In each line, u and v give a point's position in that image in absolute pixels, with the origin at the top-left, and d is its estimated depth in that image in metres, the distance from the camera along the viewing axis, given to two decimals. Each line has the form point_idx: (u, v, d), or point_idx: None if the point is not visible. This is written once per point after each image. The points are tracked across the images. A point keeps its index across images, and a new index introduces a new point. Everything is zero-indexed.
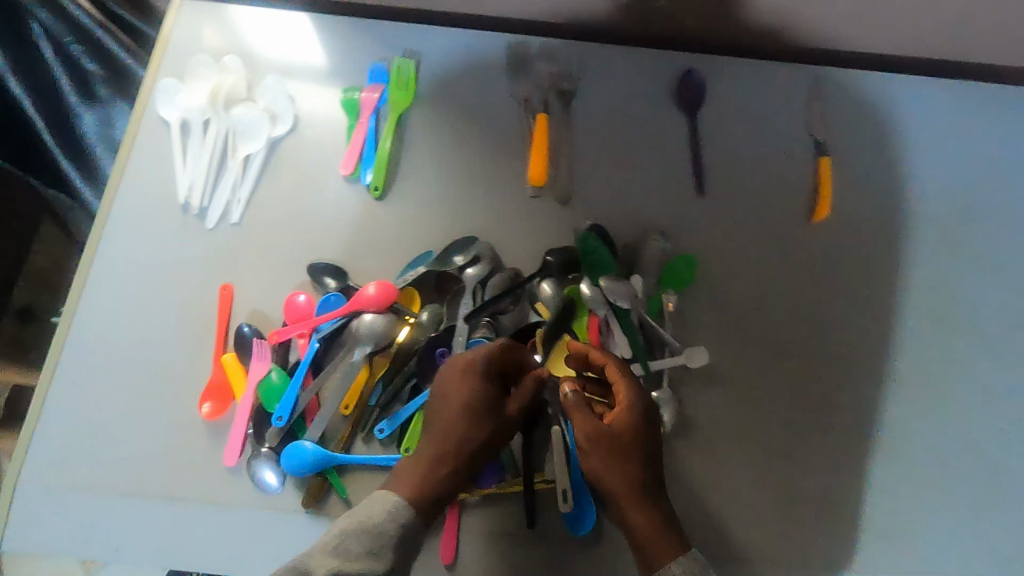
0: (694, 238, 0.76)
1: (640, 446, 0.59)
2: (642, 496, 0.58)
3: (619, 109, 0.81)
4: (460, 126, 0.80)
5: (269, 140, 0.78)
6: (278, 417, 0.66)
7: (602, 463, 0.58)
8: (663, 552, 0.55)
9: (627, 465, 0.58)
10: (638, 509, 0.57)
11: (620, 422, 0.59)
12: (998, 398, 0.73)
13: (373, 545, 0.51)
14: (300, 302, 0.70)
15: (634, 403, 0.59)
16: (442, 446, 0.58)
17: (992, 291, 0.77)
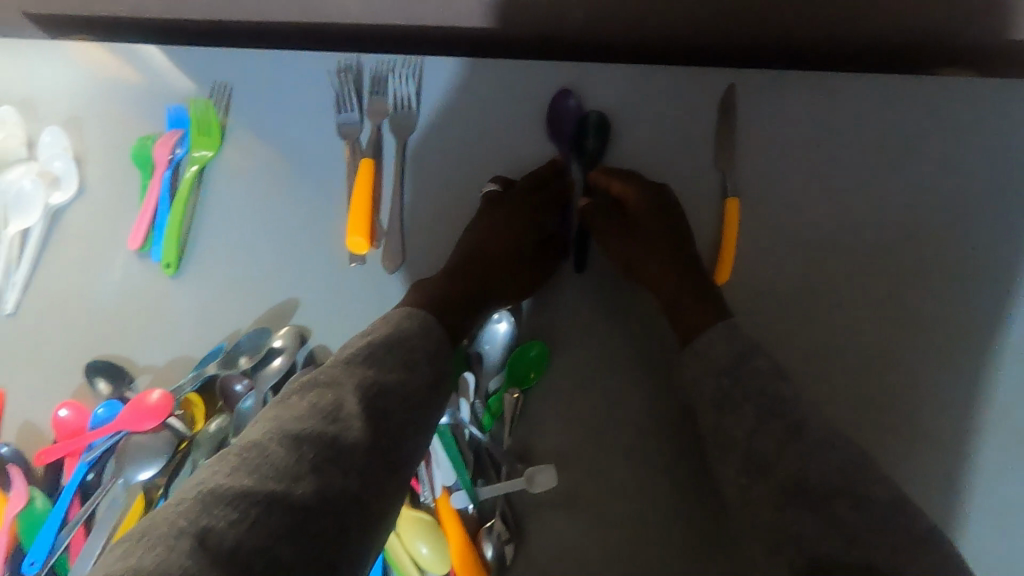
0: (553, 312, 0.61)
1: (664, 227, 0.58)
2: (694, 293, 0.55)
3: (468, 146, 0.65)
4: (275, 176, 0.66)
5: (47, 208, 0.65)
6: (31, 561, 0.56)
7: (631, 250, 0.58)
8: (702, 320, 0.52)
9: (666, 268, 0.57)
10: (700, 309, 0.53)
11: (647, 228, 0.58)
12: (930, 505, 0.59)
13: (406, 357, 0.46)
14: (67, 417, 0.59)
15: (645, 201, 0.58)
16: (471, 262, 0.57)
17: (942, 368, 0.60)
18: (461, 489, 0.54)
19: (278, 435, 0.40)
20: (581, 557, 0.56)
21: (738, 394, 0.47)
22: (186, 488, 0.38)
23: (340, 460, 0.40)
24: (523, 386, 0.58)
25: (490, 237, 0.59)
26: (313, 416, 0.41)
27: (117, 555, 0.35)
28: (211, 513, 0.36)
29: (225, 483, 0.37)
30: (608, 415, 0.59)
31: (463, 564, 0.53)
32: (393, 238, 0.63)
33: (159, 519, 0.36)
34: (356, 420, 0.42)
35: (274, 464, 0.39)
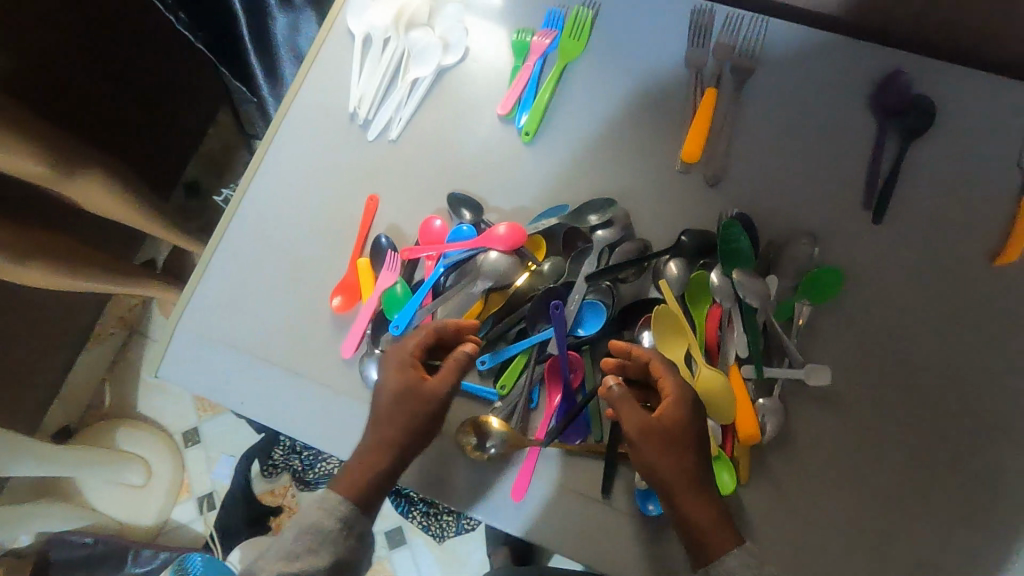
0: (846, 252, 0.70)
1: (692, 434, 0.59)
2: (697, 483, 0.59)
3: (795, 99, 0.75)
4: (623, 85, 0.78)
5: (438, 67, 0.81)
6: (396, 326, 0.71)
7: (656, 453, 0.59)
8: (720, 542, 0.57)
9: (663, 447, 0.58)
10: (693, 494, 0.58)
11: (667, 421, 0.59)
12: None
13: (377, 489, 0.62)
14: (435, 227, 0.74)
15: (682, 393, 0.60)
16: (405, 426, 0.62)
17: None
18: (750, 364, 0.66)
19: (335, 511, 0.60)
20: (834, 457, 0.65)
21: (681, 492, 0.58)
22: (305, 520, 0.60)
23: (324, 556, 0.58)
24: (812, 302, 0.68)
25: (393, 440, 0.62)
26: (322, 528, 0.59)
27: (302, 513, 0.61)
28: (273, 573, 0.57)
29: (285, 558, 0.58)
30: (881, 347, 0.67)
31: (745, 418, 0.64)
32: (721, 157, 0.74)
33: (298, 517, 0.61)
34: (332, 543, 0.59)
35: (317, 537, 0.59)
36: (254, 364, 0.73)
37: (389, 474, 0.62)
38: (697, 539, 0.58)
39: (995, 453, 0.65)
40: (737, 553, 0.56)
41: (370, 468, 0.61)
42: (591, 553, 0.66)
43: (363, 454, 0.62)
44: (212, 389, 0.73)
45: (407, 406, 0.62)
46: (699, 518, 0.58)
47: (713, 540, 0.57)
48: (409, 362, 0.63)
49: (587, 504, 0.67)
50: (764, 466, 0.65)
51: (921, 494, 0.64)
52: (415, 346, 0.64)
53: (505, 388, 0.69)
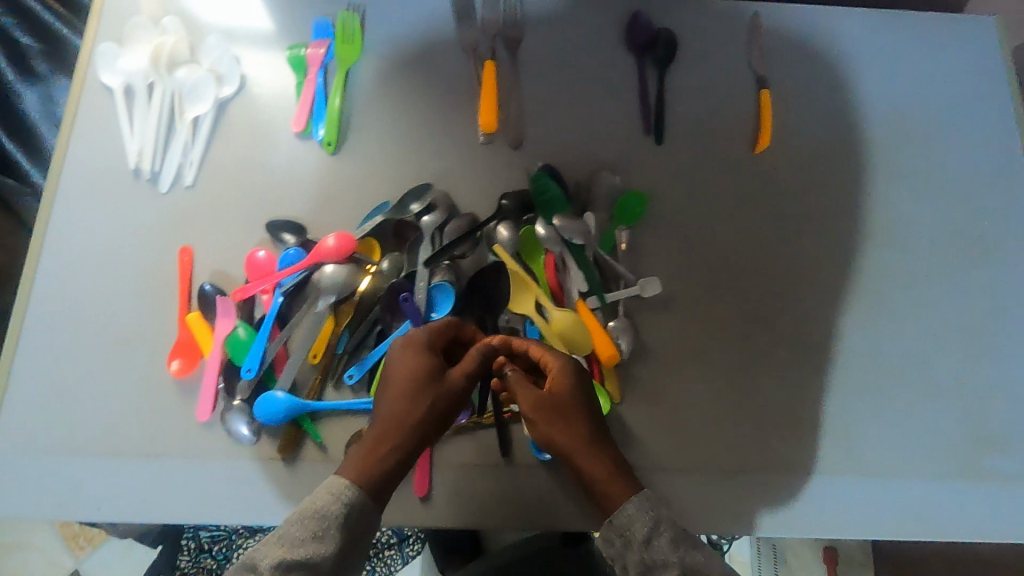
0: (642, 174, 0.78)
1: (579, 399, 0.60)
2: (592, 440, 0.59)
3: (563, 54, 0.83)
4: (408, 77, 0.81)
5: (216, 100, 0.77)
6: (247, 369, 0.67)
7: (547, 424, 0.59)
8: (621, 493, 0.57)
9: (557, 419, 0.59)
10: (593, 456, 0.58)
11: (561, 393, 0.60)
12: (934, 305, 0.77)
13: (375, 479, 0.55)
14: (261, 259, 0.72)
15: (564, 367, 0.61)
16: (420, 416, 0.57)
17: (923, 206, 0.81)
18: (593, 295, 0.71)
19: (362, 519, 0.54)
20: (683, 351, 0.74)
21: (582, 455, 0.58)
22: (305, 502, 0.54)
23: (322, 550, 0.52)
24: (628, 226, 0.76)
25: (406, 423, 0.57)
26: (325, 513, 0.53)
27: (307, 496, 0.55)
28: (274, 553, 0.52)
29: (292, 542, 0.52)
30: (693, 248, 0.77)
31: (602, 344, 0.69)
32: (517, 122, 0.79)
33: (314, 494, 0.54)
34: (335, 536, 0.53)
35: (332, 535, 0.53)
36: (100, 462, 0.66)
37: (398, 469, 0.57)
38: (601, 497, 0.57)
39: (805, 307, 0.76)
40: (636, 498, 0.56)
41: (382, 455, 0.56)
42: (502, 517, 0.67)
43: (365, 441, 0.57)
44: (56, 506, 0.65)
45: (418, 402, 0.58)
46: (594, 479, 0.58)
47: (614, 494, 0.57)
48: (426, 354, 0.60)
49: (488, 473, 0.68)
50: (629, 379, 0.72)
51: (759, 357, 0.74)
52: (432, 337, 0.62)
53: None
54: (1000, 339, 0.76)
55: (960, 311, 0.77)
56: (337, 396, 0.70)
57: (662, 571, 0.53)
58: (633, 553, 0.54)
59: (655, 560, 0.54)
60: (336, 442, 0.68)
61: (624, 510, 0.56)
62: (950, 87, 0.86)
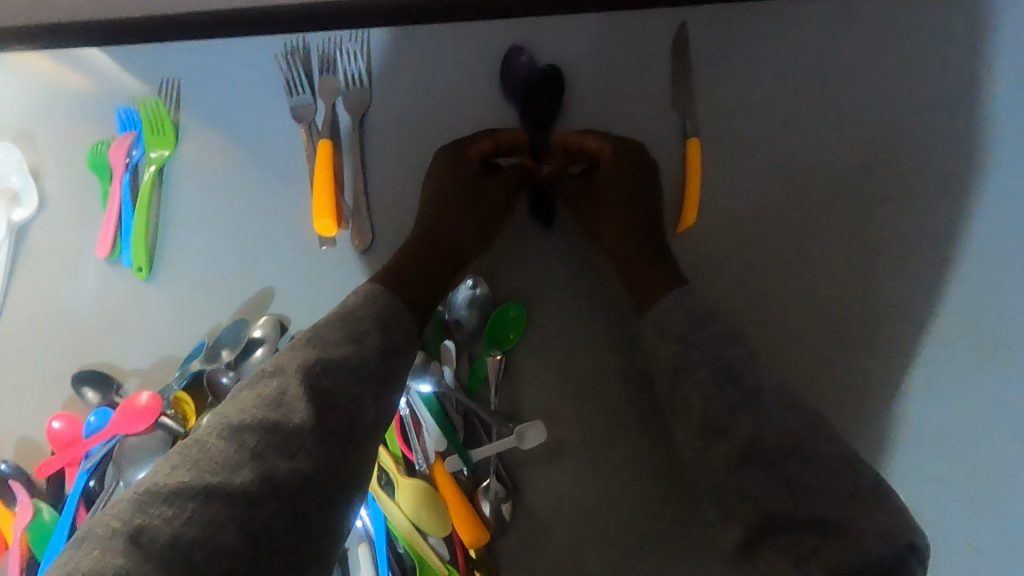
0: (523, 274, 0.60)
1: (630, 184, 0.57)
2: (641, 243, 0.56)
3: (423, 115, 0.64)
4: (234, 168, 0.65)
5: (10, 225, 0.64)
6: (44, 571, 0.56)
7: (605, 215, 0.57)
8: (659, 284, 0.53)
9: (594, 214, 0.58)
10: (642, 269, 0.55)
11: (611, 167, 0.57)
12: (920, 434, 0.58)
13: (261, 423, 0.42)
14: (59, 429, 0.60)
15: (619, 153, 0.57)
16: (439, 218, 0.57)
17: (917, 288, 0.59)
18: (454, 454, 0.55)
19: (310, 374, 0.45)
20: (579, 509, 0.57)
21: (637, 251, 0.55)
22: (155, 473, 0.41)
23: (181, 504, 0.39)
24: (506, 347, 0.59)
25: (433, 223, 0.57)
26: (185, 475, 0.40)
27: (168, 458, 0.42)
28: (170, 494, 0.40)
29: (226, 450, 0.41)
30: (594, 369, 0.59)
31: (463, 522, 0.54)
32: (362, 216, 0.62)
33: (200, 434, 0.43)
34: (193, 499, 0.40)
35: (289, 432, 0.43)
36: None
37: (421, 288, 0.54)
38: (642, 304, 0.54)
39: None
40: (674, 295, 0.51)
41: (392, 273, 0.54)
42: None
43: (397, 263, 0.55)
44: None
45: (445, 229, 0.57)
46: (654, 243, 0.56)
47: (653, 294, 0.53)
48: (453, 147, 0.59)
49: None
50: (511, 550, 0.57)
51: (678, 513, 0.57)
52: (495, 140, 0.59)
53: None
54: (1015, 470, 0.57)
55: (959, 437, 0.58)
56: None
57: (689, 372, 0.47)
58: (666, 346, 0.50)
59: (703, 356, 0.47)
60: None
61: (660, 309, 0.51)
62: (975, 102, 0.60)
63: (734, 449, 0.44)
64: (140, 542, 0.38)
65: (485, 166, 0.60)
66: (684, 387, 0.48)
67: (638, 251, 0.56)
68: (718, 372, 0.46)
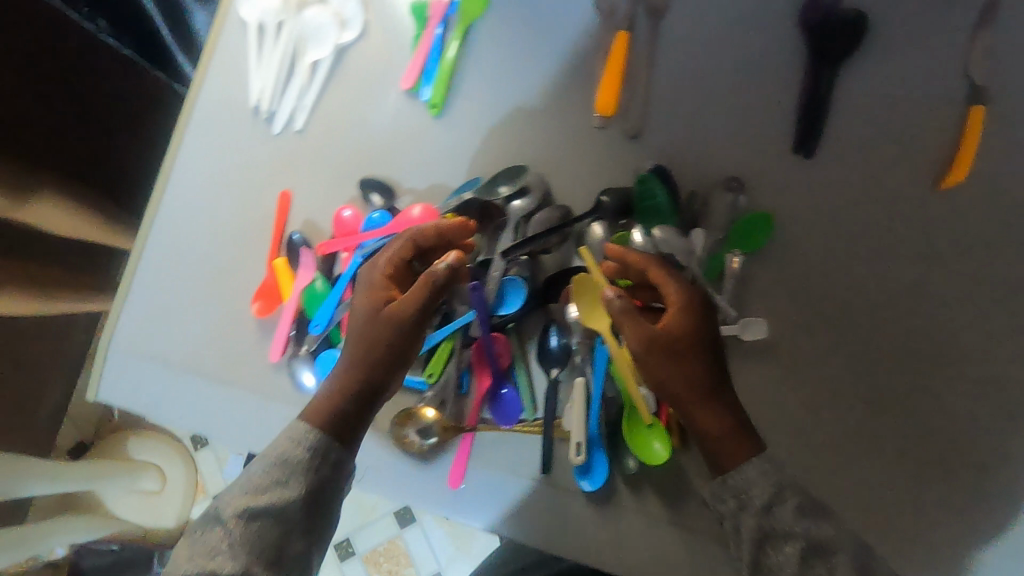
0: (776, 192, 0.65)
1: (701, 350, 0.56)
2: (708, 394, 0.56)
3: (715, 31, 0.69)
4: (531, 40, 0.73)
5: (336, 46, 0.76)
6: (315, 325, 0.69)
7: (666, 369, 0.55)
8: (733, 452, 0.54)
9: (677, 369, 0.55)
10: (707, 407, 0.55)
11: (687, 340, 0.56)
12: None
13: (309, 450, 0.58)
14: (346, 218, 0.71)
15: (684, 292, 0.57)
16: (377, 331, 0.61)
17: None
18: None
19: (314, 434, 0.59)
20: (771, 414, 0.63)
21: (690, 397, 0.56)
22: (263, 467, 0.58)
23: (261, 517, 0.56)
24: (746, 251, 0.63)
25: (364, 347, 0.61)
26: (263, 484, 0.57)
27: (273, 441, 0.60)
28: (250, 504, 0.56)
29: (251, 493, 0.56)
30: (819, 292, 0.64)
31: None
32: (638, 108, 0.69)
33: (280, 439, 0.60)
34: (264, 501, 0.56)
35: (239, 475, 0.59)
36: (186, 378, 0.73)
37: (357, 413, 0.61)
38: (712, 447, 0.55)
39: (941, 393, 0.61)
40: (755, 461, 0.53)
41: (347, 388, 0.60)
42: (510, 526, 0.65)
43: (345, 392, 0.60)
44: (152, 410, 0.74)
45: (377, 321, 0.61)
46: (716, 438, 0.55)
47: (729, 452, 0.54)
48: (379, 274, 0.63)
49: (515, 483, 0.65)
50: None
51: (868, 439, 0.61)
52: (397, 251, 0.63)
53: (433, 376, 0.67)
54: None
55: None
56: None
57: (781, 541, 0.50)
58: (748, 517, 0.52)
59: (776, 529, 0.51)
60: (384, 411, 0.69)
61: (742, 472, 0.53)
62: None
63: (805, 548, 0.50)
64: (249, 521, 0.55)
65: (411, 264, 0.65)
66: (774, 545, 0.50)
67: (721, 369, 0.56)
68: (761, 536, 0.51)
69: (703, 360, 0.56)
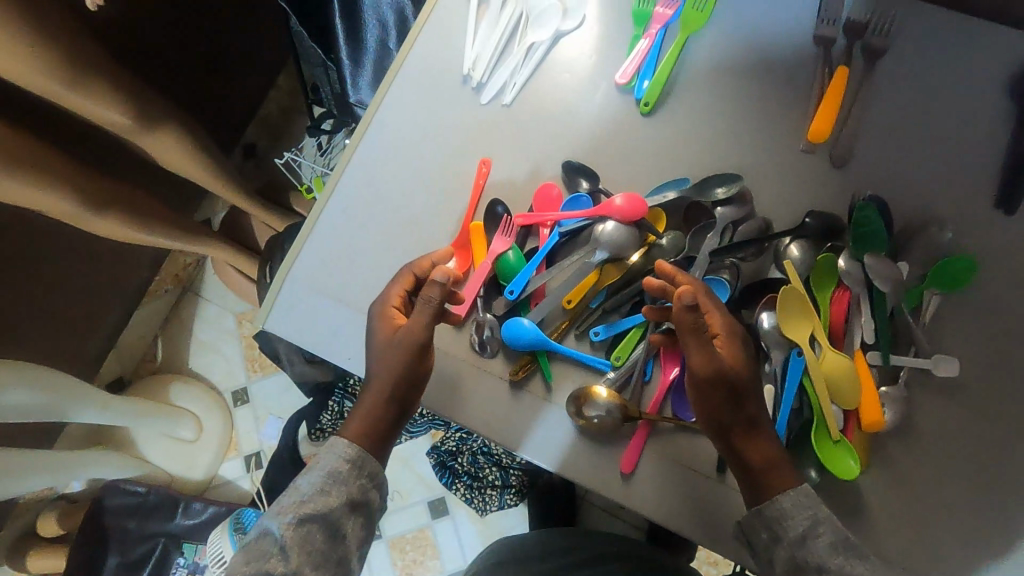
0: (977, 239, 0.68)
1: (748, 379, 0.60)
2: (757, 425, 0.60)
3: (928, 80, 0.73)
4: (747, 59, 0.76)
5: (557, 32, 0.79)
6: (510, 291, 0.71)
7: (721, 391, 0.59)
8: (780, 484, 0.58)
9: (727, 403, 0.59)
10: (756, 438, 0.59)
11: (738, 373, 0.59)
12: None
13: (355, 458, 0.63)
14: (553, 195, 0.74)
15: (732, 326, 0.61)
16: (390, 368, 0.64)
17: None
18: (877, 350, 0.65)
19: (347, 443, 0.63)
20: (950, 450, 0.64)
21: (736, 429, 0.60)
22: (315, 467, 0.62)
23: (313, 529, 0.59)
24: (944, 291, 0.66)
25: (381, 366, 0.65)
26: (317, 487, 0.60)
27: (316, 457, 0.63)
28: (303, 513, 0.59)
29: (301, 499, 0.60)
30: (1011, 342, 0.66)
31: (870, 406, 0.63)
32: (851, 138, 0.71)
33: (324, 453, 0.63)
34: (321, 505, 0.60)
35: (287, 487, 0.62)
36: (360, 320, 0.75)
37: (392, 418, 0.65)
38: (756, 479, 0.59)
39: None
40: (793, 493, 0.58)
41: (375, 412, 0.64)
42: (680, 521, 0.65)
43: (374, 410, 0.64)
44: (321, 345, 0.76)
45: (401, 345, 0.64)
46: (755, 465, 0.59)
47: (771, 485, 0.58)
48: (388, 310, 0.67)
49: (690, 479, 0.66)
50: (882, 452, 0.64)
51: None
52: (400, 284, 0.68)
53: (619, 360, 0.69)
54: None
55: None
56: (574, 345, 0.71)
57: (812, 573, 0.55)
58: (782, 549, 0.57)
59: (809, 561, 0.55)
60: (560, 386, 0.70)
61: (776, 503, 0.58)
62: None
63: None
64: (307, 519, 0.59)
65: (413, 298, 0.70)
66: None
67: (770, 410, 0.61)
68: (792, 567, 0.56)
69: (749, 391, 0.60)
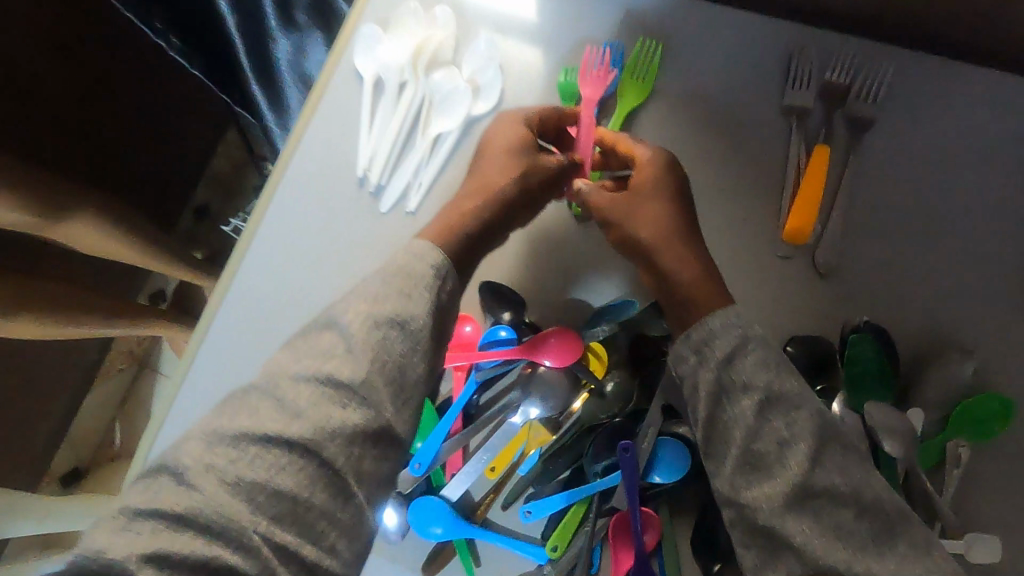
0: (1005, 367, 0.53)
1: (659, 196, 0.53)
2: (678, 251, 0.51)
3: (928, 158, 0.58)
4: (703, 140, 0.60)
5: (467, 117, 0.65)
6: (416, 464, 0.55)
7: (624, 210, 0.53)
8: (702, 303, 0.48)
9: (631, 215, 0.53)
10: (670, 253, 0.51)
11: (645, 191, 0.53)
12: None
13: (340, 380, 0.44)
14: (467, 331, 0.60)
15: (653, 158, 0.55)
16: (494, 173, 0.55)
17: None
18: None
19: (350, 364, 0.44)
20: None
21: (653, 243, 0.52)
22: (311, 352, 0.45)
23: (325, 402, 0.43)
24: (970, 442, 0.51)
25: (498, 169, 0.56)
26: (315, 360, 0.45)
27: (297, 358, 0.46)
28: (311, 367, 0.44)
29: (304, 369, 0.45)
30: None
31: None
32: (836, 239, 0.56)
33: (314, 337, 0.47)
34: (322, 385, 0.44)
35: (254, 391, 0.45)
36: None
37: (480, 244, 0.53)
38: (677, 313, 0.49)
39: None
40: None
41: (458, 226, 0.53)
42: None
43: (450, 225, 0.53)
44: None
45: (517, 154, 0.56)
46: (681, 298, 0.50)
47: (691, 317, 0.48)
48: (519, 120, 0.58)
49: None
50: None
51: None
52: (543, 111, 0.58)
53: (556, 550, 0.54)
54: None
55: None
56: (503, 524, 0.56)
57: None
58: None
59: None
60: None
61: (704, 327, 0.47)
62: None
63: None
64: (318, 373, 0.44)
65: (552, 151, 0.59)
66: None
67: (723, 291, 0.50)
68: None
69: (660, 205, 0.53)
